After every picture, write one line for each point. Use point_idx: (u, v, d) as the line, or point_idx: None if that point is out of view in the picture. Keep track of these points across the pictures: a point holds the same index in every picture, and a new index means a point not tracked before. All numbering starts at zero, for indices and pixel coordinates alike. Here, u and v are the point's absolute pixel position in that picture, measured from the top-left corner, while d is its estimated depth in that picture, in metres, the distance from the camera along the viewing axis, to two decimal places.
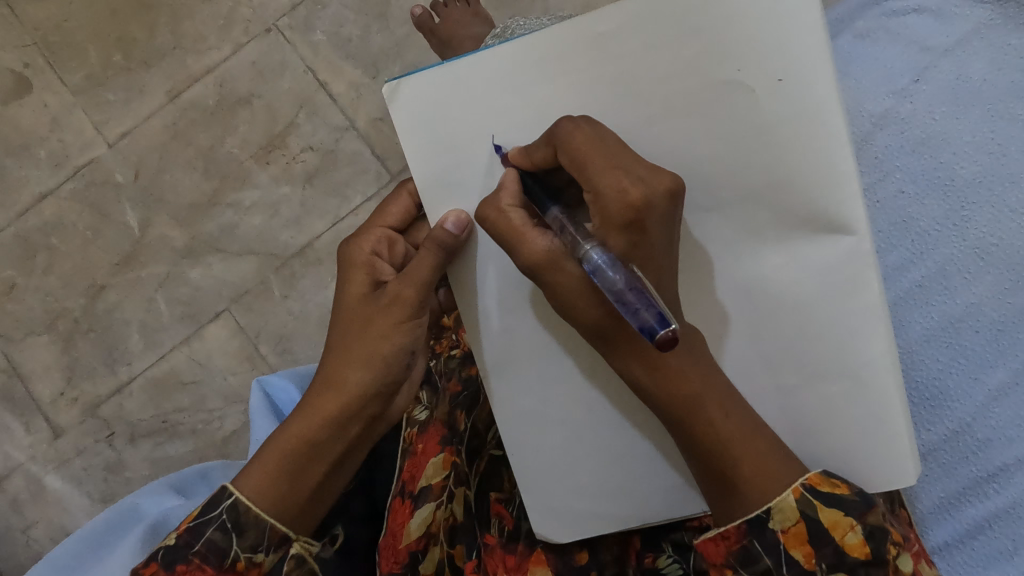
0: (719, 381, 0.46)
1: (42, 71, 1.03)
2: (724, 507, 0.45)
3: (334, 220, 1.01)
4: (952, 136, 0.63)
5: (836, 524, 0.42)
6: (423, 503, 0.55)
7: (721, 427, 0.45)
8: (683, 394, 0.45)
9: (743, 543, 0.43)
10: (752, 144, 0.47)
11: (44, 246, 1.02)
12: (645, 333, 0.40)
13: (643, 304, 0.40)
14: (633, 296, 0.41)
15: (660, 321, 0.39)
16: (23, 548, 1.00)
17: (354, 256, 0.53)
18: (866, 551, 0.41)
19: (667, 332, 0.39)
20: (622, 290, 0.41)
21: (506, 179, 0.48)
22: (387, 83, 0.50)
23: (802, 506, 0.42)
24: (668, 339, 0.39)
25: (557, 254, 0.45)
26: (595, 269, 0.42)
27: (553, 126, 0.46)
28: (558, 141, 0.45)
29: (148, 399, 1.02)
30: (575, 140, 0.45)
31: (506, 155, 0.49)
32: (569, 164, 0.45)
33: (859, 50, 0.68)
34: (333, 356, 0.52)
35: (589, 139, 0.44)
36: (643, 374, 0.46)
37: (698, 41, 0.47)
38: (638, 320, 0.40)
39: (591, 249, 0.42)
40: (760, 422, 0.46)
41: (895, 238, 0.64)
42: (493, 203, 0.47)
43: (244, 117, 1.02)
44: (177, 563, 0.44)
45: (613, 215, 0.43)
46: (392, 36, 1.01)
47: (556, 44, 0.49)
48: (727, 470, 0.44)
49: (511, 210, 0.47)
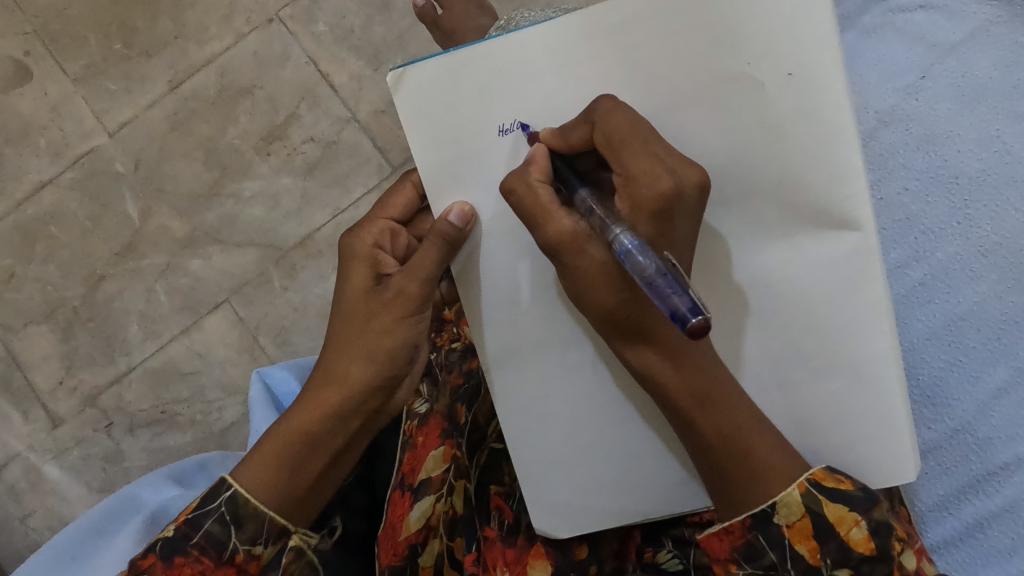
0: (723, 376, 0.46)
1: (42, 60, 1.02)
2: (726, 503, 0.45)
3: (335, 212, 1.00)
4: (957, 134, 0.62)
5: (841, 519, 0.42)
6: (423, 496, 0.55)
7: (727, 422, 0.45)
8: (695, 388, 0.45)
9: (748, 537, 0.43)
10: (762, 139, 0.47)
11: (43, 235, 1.02)
12: (675, 320, 0.38)
13: (675, 290, 0.39)
14: (663, 281, 0.39)
15: (691, 309, 0.38)
16: (21, 536, 1.00)
17: (355, 248, 0.52)
18: (871, 547, 0.41)
19: (699, 320, 0.37)
20: (652, 275, 0.40)
21: (535, 154, 0.47)
22: (393, 70, 0.49)
23: (807, 500, 0.42)
24: (699, 327, 0.37)
25: (580, 235, 0.44)
26: (625, 253, 0.41)
27: (592, 103, 0.46)
28: (597, 118, 0.45)
29: (147, 389, 1.01)
30: (612, 119, 0.44)
31: (535, 134, 0.49)
32: (603, 144, 0.45)
33: (866, 46, 0.67)
34: (334, 348, 0.51)
35: (627, 122, 0.44)
36: (657, 366, 0.46)
37: (710, 34, 0.47)
38: (669, 306, 0.39)
39: (622, 233, 0.42)
40: (765, 418, 0.46)
41: (898, 236, 0.63)
42: (522, 176, 0.46)
43: (245, 108, 1.01)
44: (176, 554, 0.44)
45: (643, 203, 0.43)
46: (395, 27, 1.01)
47: (568, 37, 0.48)
48: (730, 463, 0.44)
49: (540, 185, 0.45)
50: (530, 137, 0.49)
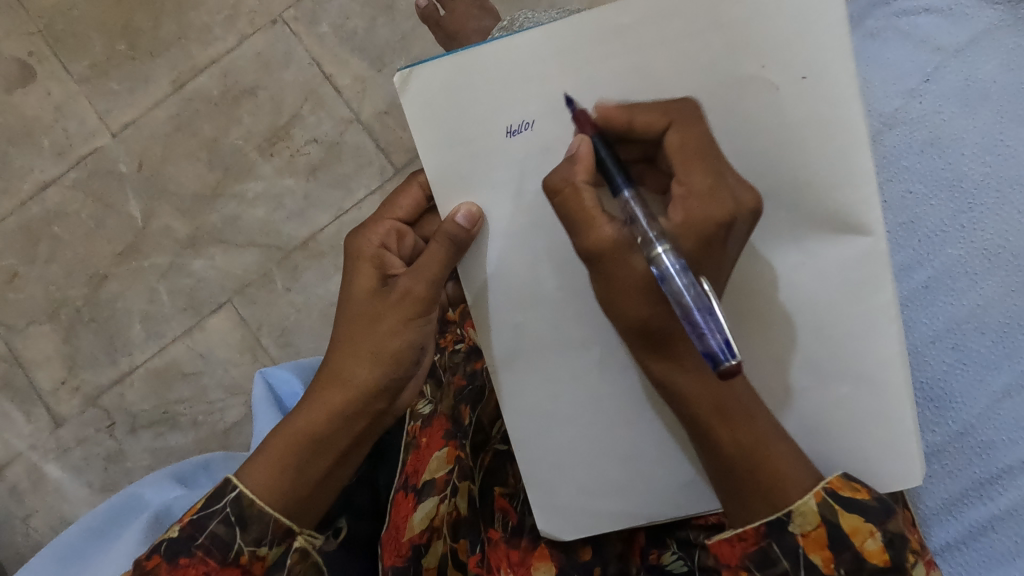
0: (744, 389, 0.46)
1: (46, 60, 1.02)
2: (737, 508, 0.45)
3: (338, 213, 1.00)
4: (961, 137, 0.63)
5: (857, 530, 0.42)
6: (427, 497, 0.55)
7: (746, 431, 0.45)
8: (718, 399, 0.46)
9: (761, 544, 0.43)
10: (770, 140, 0.47)
11: (46, 235, 1.02)
12: (707, 357, 0.41)
13: (710, 327, 0.41)
14: (700, 316, 0.41)
15: (724, 349, 0.40)
16: (22, 536, 1.00)
17: (361, 248, 0.53)
18: (885, 558, 0.41)
19: (731, 364, 0.40)
20: (689, 305, 0.42)
21: (583, 150, 0.48)
22: (399, 71, 0.49)
23: (823, 510, 0.42)
24: (732, 370, 0.40)
25: (623, 243, 0.46)
26: (663, 276, 0.43)
27: (673, 102, 0.48)
28: (671, 125, 0.47)
29: (149, 389, 1.01)
30: (685, 134, 0.47)
31: (582, 114, 0.49)
32: (671, 154, 0.47)
33: (871, 50, 0.67)
34: (340, 349, 0.51)
35: (698, 140, 0.47)
36: (681, 376, 0.46)
37: (718, 36, 0.47)
38: (703, 343, 0.41)
39: (663, 253, 0.43)
40: (780, 426, 0.46)
41: (902, 239, 0.64)
42: (569, 177, 0.47)
43: (248, 108, 1.01)
44: (180, 555, 0.44)
45: (696, 220, 0.46)
46: (398, 29, 1.01)
47: (577, 37, 0.48)
48: (750, 471, 0.44)
49: (585, 188, 0.47)
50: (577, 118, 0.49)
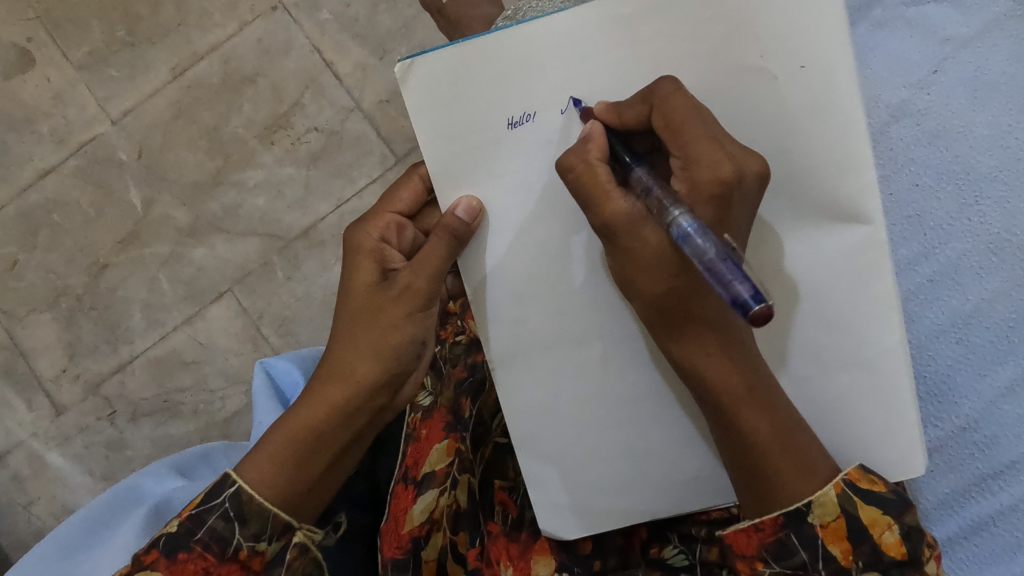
0: (770, 377, 0.46)
1: (44, 46, 1.01)
2: (756, 499, 0.44)
3: (339, 202, 1.00)
4: (969, 130, 0.62)
5: (875, 522, 0.42)
6: (427, 490, 0.55)
7: (768, 422, 0.44)
8: (744, 387, 0.45)
9: (779, 535, 0.43)
10: (772, 131, 0.47)
11: (46, 223, 1.02)
12: (736, 306, 0.37)
13: (736, 276, 0.37)
14: (724, 266, 0.38)
15: (754, 296, 0.36)
16: (24, 523, 1.00)
17: (361, 242, 0.52)
18: (903, 551, 0.41)
19: (762, 307, 0.35)
20: (712, 259, 0.39)
21: (593, 132, 0.46)
22: (400, 62, 0.49)
23: (842, 501, 0.42)
24: (762, 314, 0.35)
25: (637, 217, 0.43)
26: (684, 235, 0.40)
27: (652, 84, 0.45)
28: (657, 101, 0.44)
29: (149, 378, 1.01)
30: (673, 102, 0.43)
31: (588, 110, 0.47)
32: (663, 126, 0.44)
33: (877, 39, 0.66)
34: (340, 345, 0.51)
35: (689, 106, 0.43)
36: (704, 359, 0.45)
37: (720, 27, 0.46)
38: (730, 293, 0.37)
39: (682, 215, 0.41)
40: (800, 419, 0.45)
41: (908, 233, 0.63)
42: (581, 154, 0.45)
43: (249, 96, 1.00)
44: (178, 551, 0.44)
45: (702, 185, 0.42)
46: (400, 16, 1.00)
47: (577, 27, 0.48)
48: (778, 461, 0.43)
49: (599, 164, 0.44)
50: (583, 113, 0.48)
